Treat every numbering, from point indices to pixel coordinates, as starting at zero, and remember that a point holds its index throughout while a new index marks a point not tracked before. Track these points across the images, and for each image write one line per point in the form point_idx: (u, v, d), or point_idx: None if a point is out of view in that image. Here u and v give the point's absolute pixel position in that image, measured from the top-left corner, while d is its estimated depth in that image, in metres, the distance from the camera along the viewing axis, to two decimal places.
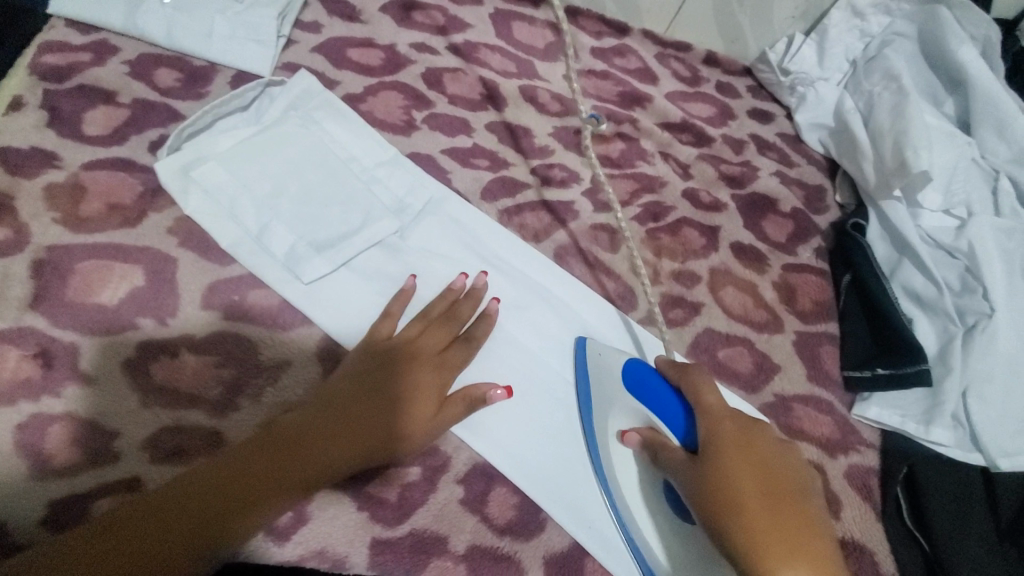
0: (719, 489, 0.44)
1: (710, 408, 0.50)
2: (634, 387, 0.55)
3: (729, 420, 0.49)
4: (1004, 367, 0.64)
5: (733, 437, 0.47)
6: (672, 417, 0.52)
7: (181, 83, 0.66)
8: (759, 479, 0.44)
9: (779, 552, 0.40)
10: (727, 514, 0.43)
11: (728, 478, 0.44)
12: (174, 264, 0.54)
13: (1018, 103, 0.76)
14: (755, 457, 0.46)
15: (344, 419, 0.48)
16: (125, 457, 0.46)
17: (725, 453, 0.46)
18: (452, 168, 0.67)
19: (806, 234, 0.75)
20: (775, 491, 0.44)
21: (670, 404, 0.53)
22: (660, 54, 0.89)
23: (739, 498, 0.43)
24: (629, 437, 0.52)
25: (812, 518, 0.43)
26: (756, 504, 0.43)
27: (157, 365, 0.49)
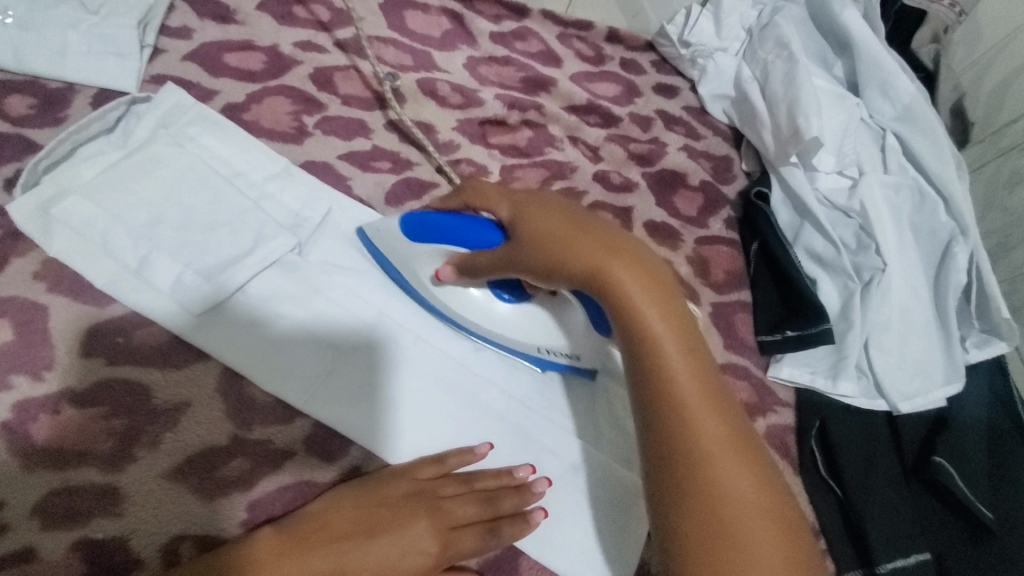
0: (558, 255, 0.46)
1: (586, 228, 0.47)
2: (415, 233, 0.54)
3: (616, 249, 0.46)
4: (899, 315, 0.68)
5: (629, 268, 0.45)
6: (470, 239, 0.52)
7: (35, 110, 0.60)
8: (593, 238, 0.46)
9: (641, 304, 0.45)
10: (580, 277, 0.46)
11: (657, 349, 0.44)
12: (45, 312, 0.50)
13: (899, 61, 0.79)
14: (686, 342, 0.45)
15: (334, 560, 0.45)
16: (13, 528, 0.43)
17: (642, 308, 0.45)
18: (352, 174, 0.64)
19: (716, 206, 0.77)
20: (606, 247, 0.46)
21: (458, 231, 0.52)
22: (561, 34, 0.87)
23: (578, 262, 0.46)
24: (443, 273, 0.54)
25: (637, 253, 0.46)
26: (686, 391, 0.43)
27: (35, 425, 0.46)
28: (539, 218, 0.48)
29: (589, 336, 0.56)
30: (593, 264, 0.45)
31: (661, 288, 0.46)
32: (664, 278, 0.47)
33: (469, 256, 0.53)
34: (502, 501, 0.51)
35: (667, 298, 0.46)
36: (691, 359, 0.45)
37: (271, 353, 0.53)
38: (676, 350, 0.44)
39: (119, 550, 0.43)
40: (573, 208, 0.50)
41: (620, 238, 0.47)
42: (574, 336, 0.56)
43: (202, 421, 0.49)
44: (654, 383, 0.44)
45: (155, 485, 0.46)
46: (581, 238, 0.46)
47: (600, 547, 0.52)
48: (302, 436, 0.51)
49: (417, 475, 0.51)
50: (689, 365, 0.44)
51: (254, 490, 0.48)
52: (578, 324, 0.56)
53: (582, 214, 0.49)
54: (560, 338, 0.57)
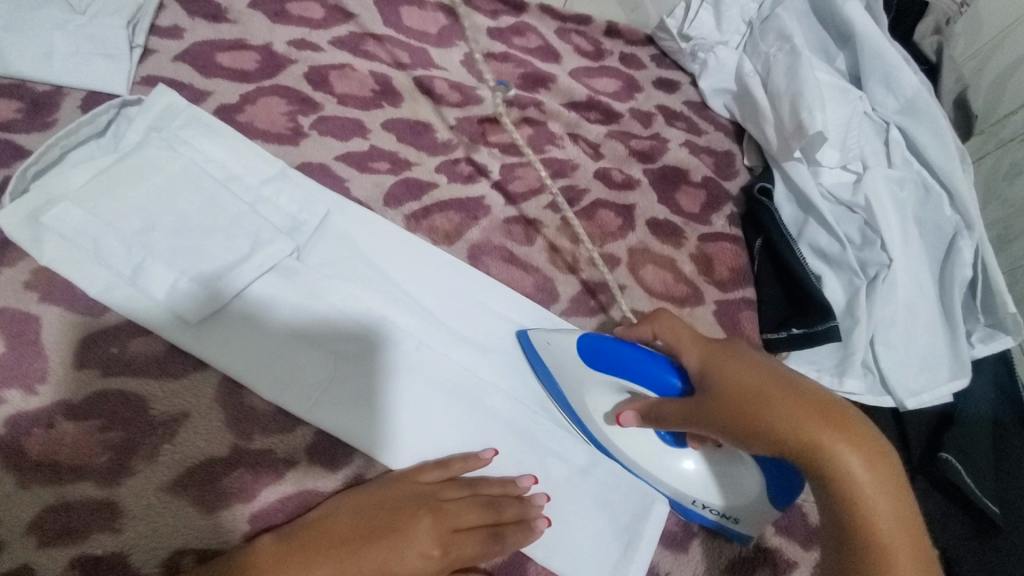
0: (751, 415, 0.42)
1: (786, 383, 0.42)
2: (596, 362, 0.52)
3: (825, 411, 0.41)
4: (904, 311, 0.67)
5: (845, 434, 0.40)
6: (653, 376, 0.49)
7: (22, 114, 0.59)
8: (800, 400, 0.41)
9: (846, 450, 0.39)
10: (761, 436, 0.41)
11: (867, 516, 0.38)
12: (37, 323, 0.49)
13: (902, 52, 0.78)
14: (891, 483, 0.39)
15: (334, 564, 0.44)
16: (9, 545, 0.42)
17: (859, 477, 0.39)
18: (350, 176, 0.63)
19: (719, 202, 0.75)
20: (823, 411, 0.40)
21: (647, 368, 0.50)
22: (560, 29, 0.86)
23: (769, 422, 0.41)
24: (626, 418, 0.50)
25: (838, 407, 0.41)
26: (901, 565, 0.37)
27: (30, 440, 0.45)
28: (737, 371, 0.43)
29: (758, 508, 0.49)
30: (807, 439, 0.40)
31: (878, 454, 0.40)
32: (887, 447, 0.40)
33: (654, 398, 0.49)
34: (505, 507, 0.50)
35: (879, 452, 0.40)
36: (899, 510, 0.39)
37: (271, 360, 0.52)
38: (866, 471, 0.39)
39: (118, 565, 0.43)
40: (773, 362, 0.45)
41: (826, 396, 0.42)
42: (742, 497, 0.50)
43: (201, 433, 0.48)
44: (863, 541, 0.38)
45: (155, 500, 0.45)
46: (780, 392, 0.41)
47: (605, 550, 0.52)
48: (303, 445, 0.50)
49: (419, 478, 0.50)
50: (896, 518, 0.39)
51: (255, 501, 0.47)
52: (749, 490, 0.50)
53: (773, 364, 0.45)
54: (722, 498, 0.51)
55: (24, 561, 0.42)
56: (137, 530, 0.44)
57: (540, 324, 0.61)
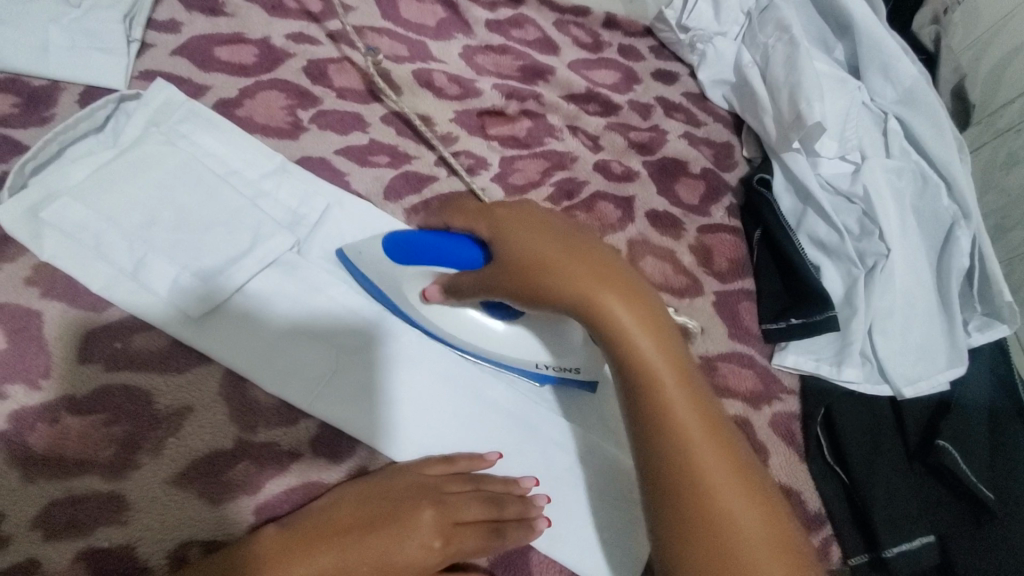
0: (533, 269, 0.46)
1: (567, 248, 0.47)
2: (398, 253, 0.54)
3: (600, 270, 0.46)
4: (902, 300, 0.67)
5: (613, 287, 0.45)
6: (450, 254, 0.51)
7: (20, 109, 0.59)
8: (578, 258, 0.46)
9: (610, 297, 0.45)
10: (544, 289, 0.46)
11: (642, 355, 0.45)
12: (39, 319, 0.49)
13: (901, 42, 0.78)
14: (658, 329, 0.45)
15: (337, 555, 0.45)
16: (16, 540, 0.42)
17: (628, 323, 0.45)
18: (350, 169, 0.63)
19: (718, 193, 0.76)
20: (594, 266, 0.46)
21: (444, 247, 0.52)
22: (558, 21, 0.86)
23: (550, 277, 0.46)
24: (432, 293, 0.53)
25: (608, 262, 0.47)
26: (672, 391, 0.44)
27: (33, 435, 0.45)
28: (528, 243, 0.47)
29: (588, 348, 0.54)
30: (578, 292, 0.45)
31: (641, 300, 0.46)
32: (650, 296, 0.47)
33: (455, 274, 0.52)
34: (507, 506, 0.50)
35: (646, 305, 0.46)
36: (666, 349, 0.45)
37: (272, 354, 0.52)
38: (633, 321, 0.45)
39: (125, 557, 0.43)
40: (555, 226, 0.49)
41: (597, 255, 0.47)
42: (569, 348, 0.55)
43: (204, 426, 0.48)
44: (642, 382, 0.44)
45: (159, 493, 0.45)
46: (561, 257, 0.46)
47: (608, 540, 0.52)
48: (308, 437, 0.50)
49: (424, 471, 0.50)
50: (663, 355, 0.45)
51: (261, 493, 0.47)
52: (575, 338, 0.54)
53: (564, 226, 0.49)
54: (555, 354, 0.55)
55: (31, 553, 0.42)
56: (141, 522, 0.44)
57: (374, 225, 0.61)
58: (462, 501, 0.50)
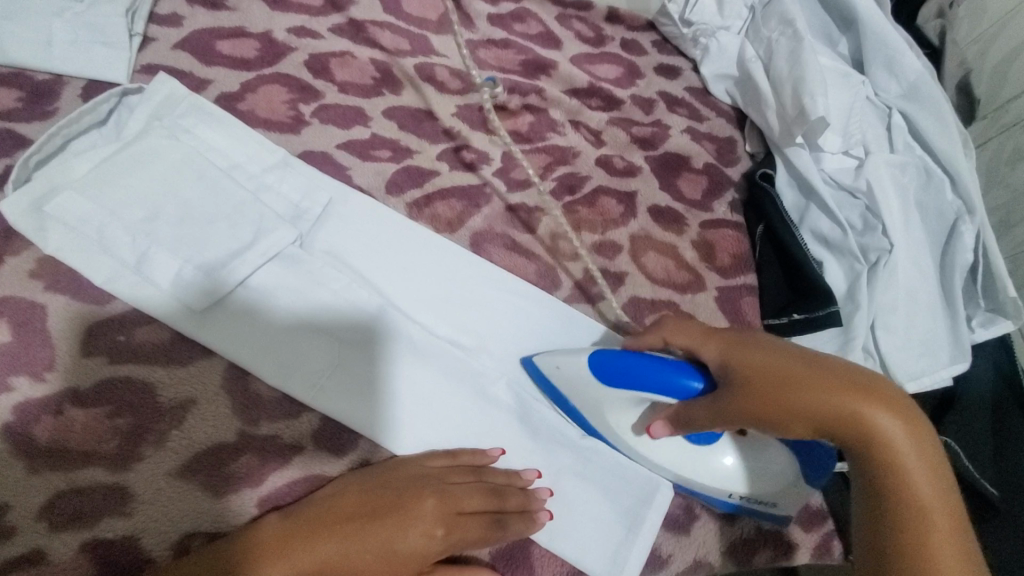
0: (781, 387, 0.43)
1: (819, 366, 0.44)
2: (607, 377, 0.51)
3: (856, 385, 0.43)
4: (905, 296, 0.67)
5: (879, 403, 0.43)
6: (667, 382, 0.48)
7: (23, 103, 0.59)
8: (827, 374, 0.43)
9: (873, 405, 0.42)
10: (793, 409, 0.43)
11: (903, 475, 0.42)
12: (43, 312, 0.49)
13: (904, 36, 0.78)
14: (920, 439, 0.43)
15: (339, 540, 0.45)
16: (21, 530, 0.42)
17: (896, 440, 0.42)
18: (352, 164, 0.63)
19: (720, 189, 0.75)
20: (849, 385, 0.43)
21: (656, 375, 0.48)
22: (561, 15, 0.86)
23: (799, 397, 0.43)
24: (658, 431, 0.50)
25: (866, 377, 0.44)
26: (931, 502, 0.42)
27: (39, 427, 0.45)
28: (772, 361, 0.44)
29: (794, 488, 0.50)
30: (842, 413, 0.42)
31: (913, 419, 0.43)
32: (918, 412, 0.44)
33: (676, 404, 0.49)
34: (509, 497, 0.50)
35: (906, 414, 0.43)
36: (927, 459, 0.43)
37: (276, 349, 0.52)
38: (900, 434, 0.42)
39: (129, 548, 0.43)
40: (795, 345, 0.47)
41: (855, 372, 0.44)
42: (778, 484, 0.50)
43: (208, 419, 0.48)
44: (906, 500, 0.42)
45: (164, 485, 0.45)
46: (818, 376, 0.43)
47: (608, 532, 0.52)
48: (309, 431, 0.50)
49: (426, 463, 0.51)
50: (922, 461, 0.42)
51: (263, 486, 0.47)
52: (785, 476, 0.50)
53: (798, 347, 0.46)
54: (763, 488, 0.50)
55: (35, 545, 0.42)
56: (146, 513, 0.44)
57: (529, 338, 0.60)
58: (466, 494, 0.49)
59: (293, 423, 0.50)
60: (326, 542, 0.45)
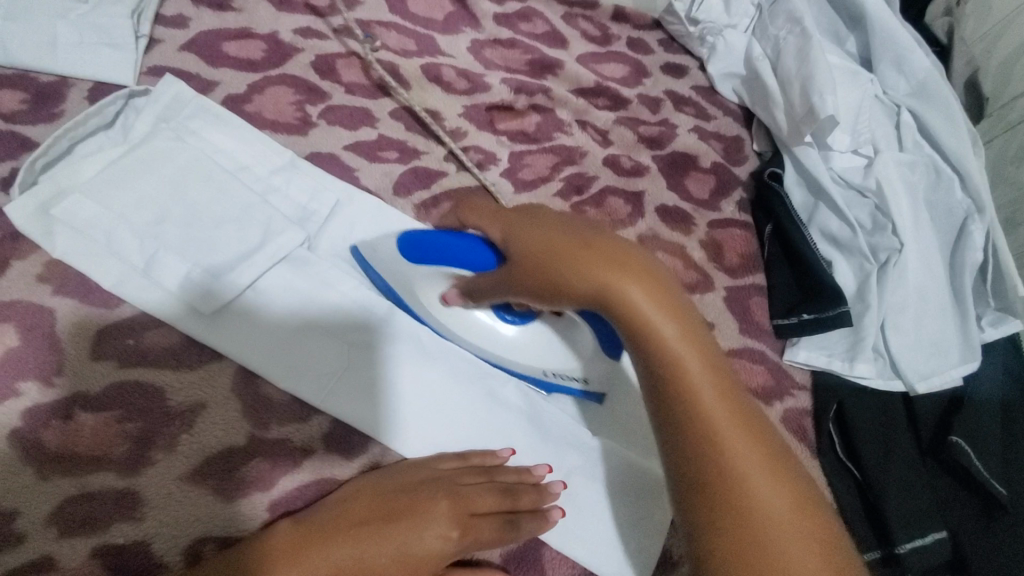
0: (544, 263, 0.42)
1: (580, 239, 0.42)
2: (412, 254, 0.53)
3: (610, 257, 0.40)
4: (915, 295, 0.67)
5: (632, 273, 0.40)
6: (464, 256, 0.50)
7: (29, 106, 0.59)
8: (587, 247, 0.41)
9: (622, 277, 0.40)
10: (554, 283, 0.42)
11: (670, 357, 0.39)
12: (52, 315, 0.49)
13: (913, 34, 0.77)
14: (683, 320, 0.40)
15: (353, 544, 0.45)
16: (31, 536, 0.42)
17: (652, 318, 0.39)
18: (359, 165, 0.63)
19: (728, 188, 0.75)
20: (600, 257, 0.40)
21: (454, 247, 0.51)
22: (566, 15, 0.85)
23: (561, 273, 0.41)
24: (449, 297, 0.54)
25: (623, 251, 0.41)
26: (699, 385, 0.39)
27: (47, 432, 0.45)
28: (536, 233, 0.43)
29: (595, 358, 0.54)
30: (596, 290, 0.40)
31: (665, 295, 0.40)
32: (676, 291, 0.41)
33: (469, 276, 0.51)
34: (521, 496, 0.50)
35: (662, 287, 0.40)
36: (693, 337, 0.40)
37: (284, 351, 0.52)
38: (659, 313, 0.39)
39: (140, 553, 0.43)
40: (568, 220, 0.44)
41: (616, 246, 0.41)
42: (580, 355, 0.55)
43: (217, 422, 0.48)
44: (670, 385, 0.39)
45: (173, 488, 0.45)
46: (577, 250, 0.41)
47: (619, 536, 0.52)
48: (320, 434, 0.50)
49: (437, 466, 0.50)
50: (683, 338, 0.40)
51: (275, 489, 0.47)
52: (585, 346, 0.55)
53: (572, 219, 0.44)
54: (572, 362, 0.56)
55: (45, 551, 0.42)
56: (157, 516, 0.44)
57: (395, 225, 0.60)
58: (480, 494, 0.49)
59: (304, 426, 0.50)
60: (337, 543, 0.45)
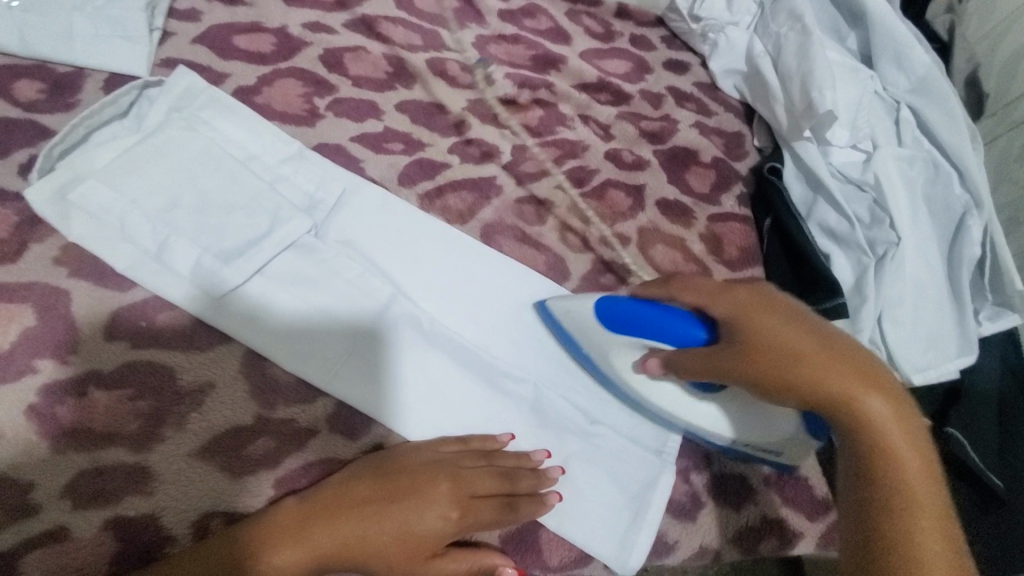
0: (780, 347, 0.47)
1: (827, 338, 0.47)
2: (610, 322, 0.54)
3: (852, 363, 0.46)
4: (913, 289, 0.68)
5: (866, 382, 0.45)
6: (671, 332, 0.51)
7: (46, 95, 0.60)
8: (819, 347, 0.47)
9: (862, 384, 0.45)
10: (785, 366, 0.46)
11: (890, 450, 0.44)
12: (67, 297, 0.50)
13: (913, 31, 0.78)
14: (908, 420, 0.45)
15: (357, 522, 0.46)
16: (45, 507, 0.44)
17: (881, 417, 0.45)
18: (365, 156, 0.64)
19: (728, 183, 0.76)
20: (841, 358, 0.46)
21: (661, 322, 0.51)
22: (570, 11, 0.86)
23: (796, 360, 0.46)
24: (650, 365, 0.53)
25: (859, 357, 0.47)
26: (912, 477, 0.43)
27: (62, 408, 0.47)
28: (770, 325, 0.48)
29: (795, 441, 0.53)
30: (836, 387, 0.45)
31: (899, 400, 0.46)
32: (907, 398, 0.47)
33: (670, 349, 0.52)
34: (520, 480, 0.51)
35: (895, 391, 0.46)
36: (913, 435, 0.45)
37: (291, 335, 0.53)
38: (889, 414, 0.45)
39: (150, 525, 0.45)
40: (811, 317, 0.49)
41: (855, 351, 0.48)
42: (778, 436, 0.53)
43: (227, 402, 0.49)
44: (885, 471, 0.44)
45: (183, 465, 0.47)
46: (814, 346, 0.46)
47: (614, 518, 0.53)
48: (324, 415, 0.51)
49: (439, 449, 0.52)
50: (908, 437, 0.45)
51: (280, 467, 0.49)
52: (784, 428, 0.53)
53: (819, 320, 0.49)
54: (757, 435, 0.54)
55: (60, 522, 0.44)
56: (168, 491, 0.46)
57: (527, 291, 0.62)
58: (480, 478, 0.50)
59: (308, 407, 0.51)
60: (340, 521, 0.46)
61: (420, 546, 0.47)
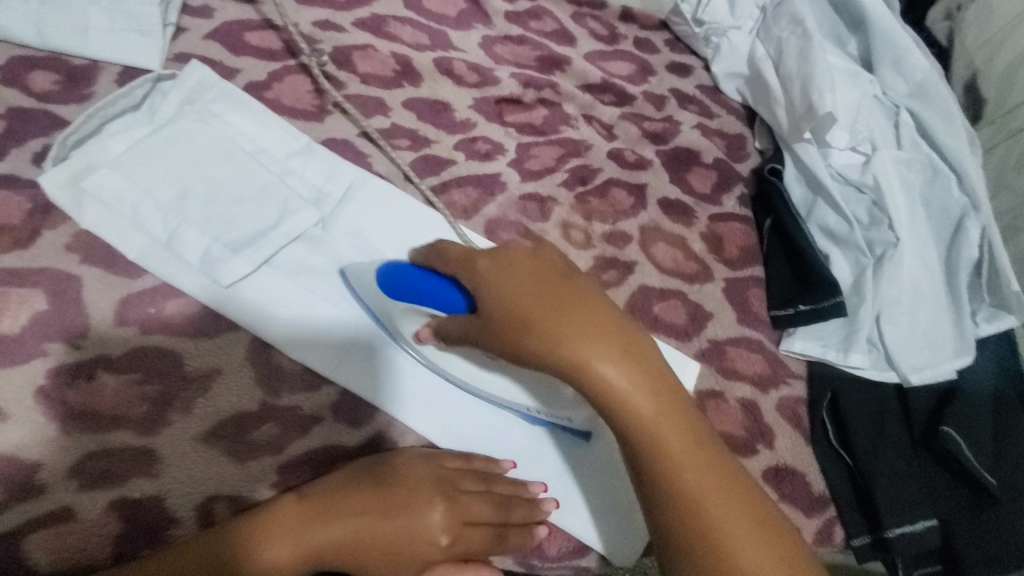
0: (547, 337, 0.45)
1: (611, 330, 0.45)
2: (390, 289, 0.53)
3: (631, 358, 0.44)
4: (910, 290, 0.68)
5: (631, 375, 0.44)
6: (445, 297, 0.51)
7: (60, 86, 0.62)
8: (600, 338, 0.44)
9: (625, 373, 0.44)
10: (551, 359, 0.45)
11: (661, 447, 0.43)
12: (78, 283, 0.51)
13: (913, 38, 0.79)
14: (681, 414, 0.44)
15: (353, 521, 0.48)
16: (52, 487, 0.44)
17: (646, 412, 0.44)
18: (372, 152, 0.65)
19: (729, 184, 0.77)
20: (620, 352, 0.44)
21: (438, 289, 0.51)
22: (576, 13, 0.88)
23: (563, 352, 0.44)
24: (425, 337, 0.52)
25: (637, 350, 0.45)
26: (696, 479, 0.43)
27: (72, 391, 0.47)
28: (545, 311, 0.45)
29: (595, 415, 0.53)
30: (594, 381, 0.44)
31: (667, 395, 0.45)
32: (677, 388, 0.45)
33: (443, 318, 0.51)
34: (514, 510, 0.51)
35: (665, 382, 0.45)
36: (674, 422, 0.44)
37: (295, 324, 0.54)
38: (650, 407, 0.44)
39: (155, 507, 0.45)
40: (599, 304, 0.46)
41: (636, 344, 0.46)
42: (568, 406, 0.52)
43: (232, 389, 0.50)
44: (668, 471, 0.43)
45: (188, 450, 0.47)
46: (574, 329, 0.45)
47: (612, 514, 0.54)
48: (328, 404, 0.52)
49: (442, 465, 0.51)
50: (672, 424, 0.44)
51: (284, 454, 0.49)
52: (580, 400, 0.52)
53: (604, 307, 0.46)
54: (559, 409, 0.53)
55: (65, 501, 0.44)
56: (173, 476, 0.46)
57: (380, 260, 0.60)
58: (475, 502, 0.51)
59: (311, 396, 0.52)
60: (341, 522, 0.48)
61: (415, 550, 0.49)
